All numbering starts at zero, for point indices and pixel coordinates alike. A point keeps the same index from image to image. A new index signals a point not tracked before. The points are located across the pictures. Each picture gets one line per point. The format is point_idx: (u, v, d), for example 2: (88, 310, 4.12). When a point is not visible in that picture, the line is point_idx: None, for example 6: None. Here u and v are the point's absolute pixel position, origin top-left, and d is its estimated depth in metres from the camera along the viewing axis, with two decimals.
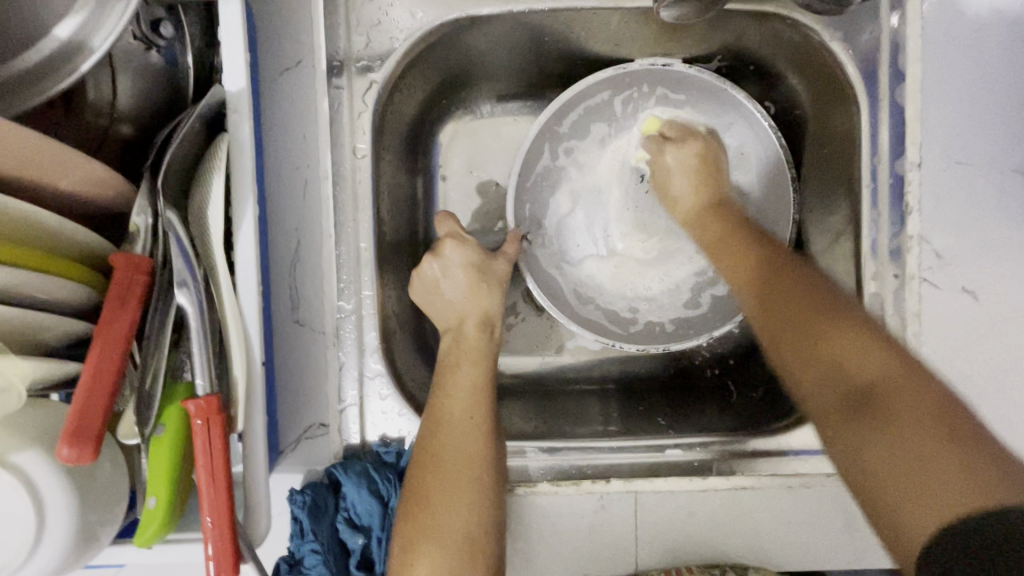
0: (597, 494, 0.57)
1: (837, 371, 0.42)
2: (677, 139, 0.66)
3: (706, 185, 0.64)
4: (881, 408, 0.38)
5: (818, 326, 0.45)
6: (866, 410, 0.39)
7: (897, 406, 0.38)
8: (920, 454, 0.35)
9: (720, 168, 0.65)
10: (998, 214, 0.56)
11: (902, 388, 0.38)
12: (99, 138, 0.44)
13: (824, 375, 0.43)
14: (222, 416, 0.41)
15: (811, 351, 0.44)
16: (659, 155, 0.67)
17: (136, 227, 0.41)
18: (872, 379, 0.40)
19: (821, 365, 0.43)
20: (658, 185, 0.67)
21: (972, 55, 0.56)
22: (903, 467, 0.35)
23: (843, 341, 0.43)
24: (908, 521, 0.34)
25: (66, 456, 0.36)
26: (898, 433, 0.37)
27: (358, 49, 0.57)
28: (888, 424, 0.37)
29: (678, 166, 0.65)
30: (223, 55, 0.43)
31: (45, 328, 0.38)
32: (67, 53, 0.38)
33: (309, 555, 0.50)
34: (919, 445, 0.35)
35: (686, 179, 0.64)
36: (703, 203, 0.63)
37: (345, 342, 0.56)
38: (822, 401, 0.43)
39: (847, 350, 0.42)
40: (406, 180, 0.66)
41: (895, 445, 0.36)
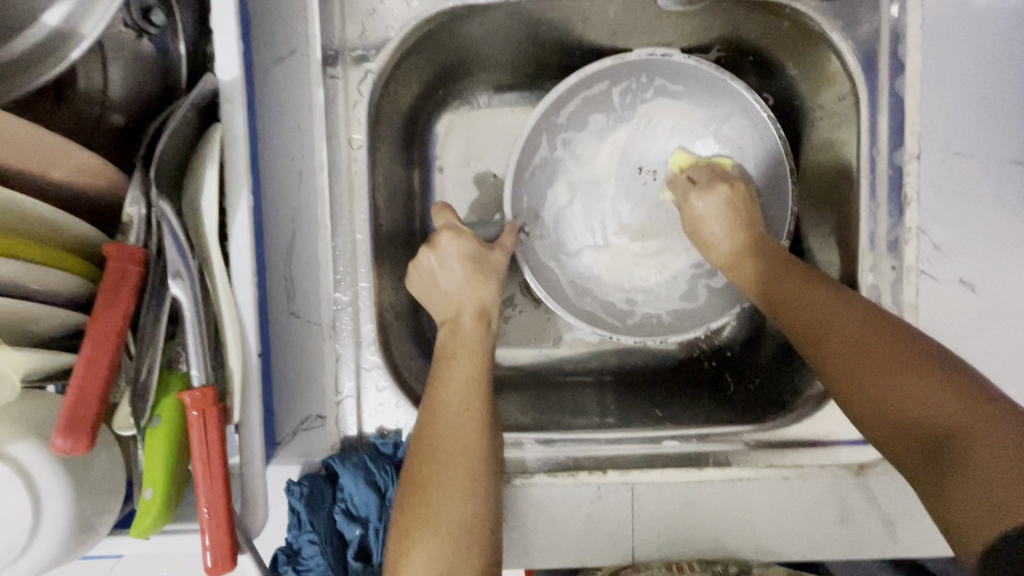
0: (594, 485, 0.58)
1: (903, 410, 0.42)
2: (704, 184, 0.63)
3: (743, 228, 0.60)
4: (954, 451, 0.38)
5: (883, 361, 0.44)
6: (943, 457, 0.39)
7: (984, 446, 0.37)
8: (1001, 458, 0.36)
9: (753, 209, 0.62)
10: (996, 205, 0.56)
11: (977, 436, 0.38)
12: (92, 128, 0.43)
13: (898, 419, 0.42)
14: (217, 408, 0.40)
15: (875, 392, 0.44)
16: (686, 201, 0.64)
17: (129, 217, 0.41)
18: (948, 425, 0.39)
19: (886, 404, 0.43)
20: (692, 231, 0.64)
21: (971, 45, 0.56)
22: (982, 478, 0.35)
23: (899, 378, 0.43)
24: (966, 514, 0.35)
25: (60, 446, 0.36)
26: (982, 462, 0.36)
27: (353, 38, 0.56)
28: (971, 466, 0.36)
29: (714, 213, 0.62)
30: (217, 44, 0.42)
31: (39, 318, 0.38)
32: (54, 41, 0.37)
33: (307, 546, 0.51)
34: (988, 467, 0.36)
35: (719, 219, 0.61)
36: (739, 247, 0.59)
37: (342, 334, 0.56)
38: (900, 443, 0.42)
39: (923, 397, 0.41)
40: (403, 172, 0.66)
41: (976, 472, 0.36)
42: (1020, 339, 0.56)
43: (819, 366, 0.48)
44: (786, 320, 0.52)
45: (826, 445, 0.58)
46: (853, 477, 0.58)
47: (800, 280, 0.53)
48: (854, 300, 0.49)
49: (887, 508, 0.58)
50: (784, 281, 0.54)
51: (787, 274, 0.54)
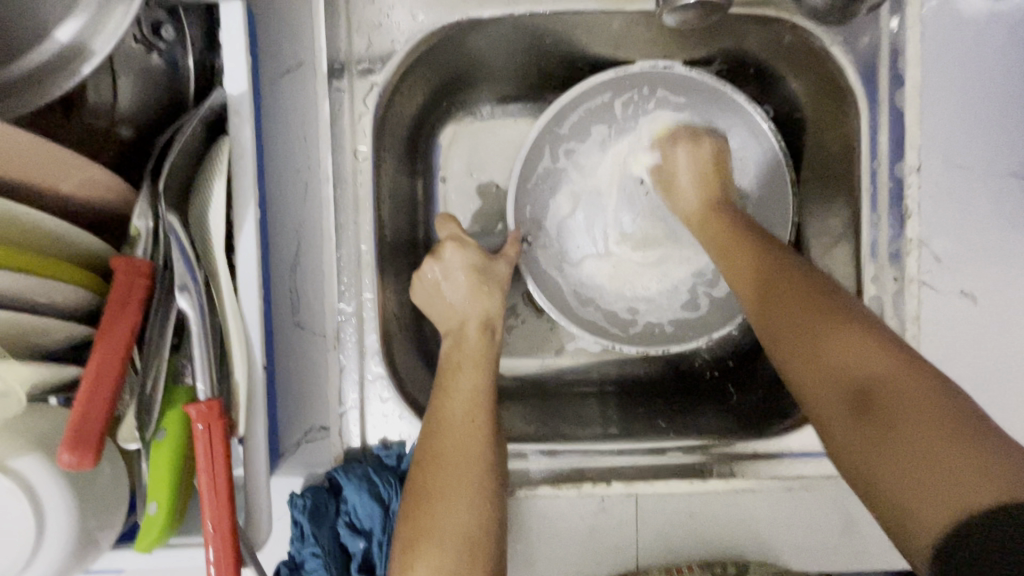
0: (598, 496, 0.57)
1: (840, 369, 0.42)
2: (689, 138, 0.66)
3: (712, 190, 0.64)
4: (882, 410, 0.39)
5: (822, 320, 0.45)
6: (870, 411, 0.39)
7: (906, 402, 0.38)
8: (927, 417, 0.37)
9: (725, 168, 0.65)
10: (995, 218, 0.56)
11: (902, 391, 0.39)
12: (100, 142, 0.44)
13: (830, 373, 0.43)
14: (223, 420, 0.40)
15: (813, 348, 0.44)
16: (672, 150, 0.67)
17: (137, 230, 0.41)
18: (880, 381, 0.40)
19: (824, 360, 0.43)
20: (666, 182, 0.67)
21: (971, 60, 0.56)
22: (916, 451, 0.36)
23: (833, 335, 0.44)
24: (908, 487, 0.35)
25: (66, 462, 0.35)
26: (910, 430, 0.37)
27: (360, 51, 0.56)
28: (901, 431, 0.37)
29: (690, 163, 0.65)
30: (224, 59, 0.42)
31: (45, 331, 0.38)
32: (64, 58, 0.37)
33: (310, 558, 0.50)
34: (918, 435, 0.36)
35: (691, 177, 0.64)
36: (705, 209, 0.63)
37: (345, 344, 0.56)
38: (824, 395, 0.43)
39: (858, 357, 0.42)
40: (406, 182, 0.66)
41: (906, 443, 0.36)
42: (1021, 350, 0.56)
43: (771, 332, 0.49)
44: (751, 301, 0.52)
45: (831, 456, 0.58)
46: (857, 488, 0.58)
47: (756, 249, 0.55)
48: (803, 265, 0.51)
49: None
50: (741, 248, 0.56)
51: (744, 245, 0.56)
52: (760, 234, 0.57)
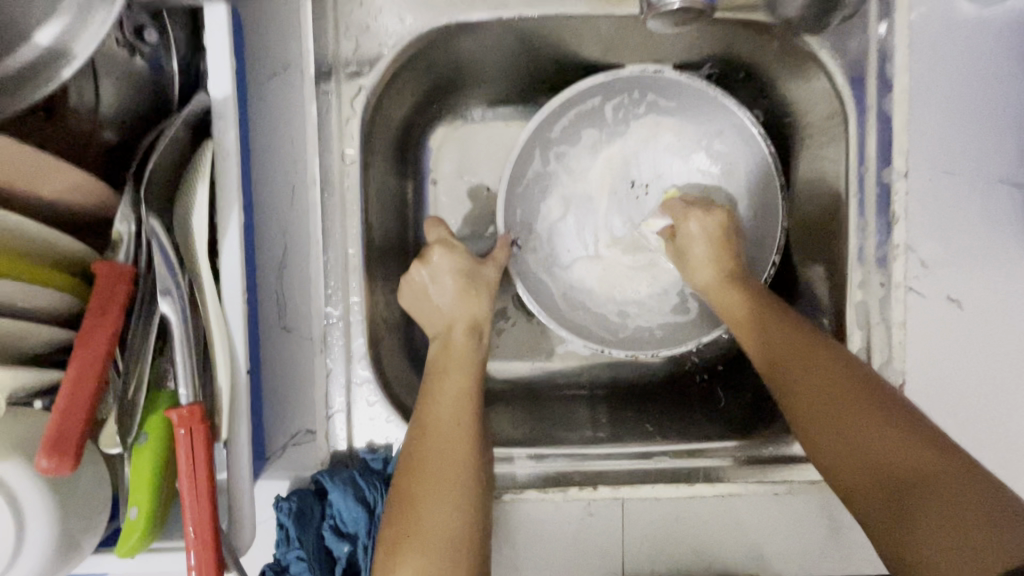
0: (585, 501, 0.57)
1: (875, 464, 0.43)
2: (701, 207, 0.64)
3: (726, 253, 0.61)
4: (915, 499, 0.40)
5: (842, 405, 0.46)
6: (903, 498, 0.41)
7: (941, 490, 0.39)
8: (958, 504, 0.38)
9: (732, 238, 0.62)
10: (981, 224, 0.57)
11: (927, 478, 0.40)
12: (83, 144, 0.43)
13: (866, 469, 0.43)
14: (205, 424, 0.40)
15: (836, 428, 0.46)
16: (683, 217, 0.63)
17: (119, 235, 0.41)
18: (914, 473, 0.41)
19: (855, 453, 0.44)
20: (677, 251, 0.64)
21: (959, 65, 0.56)
22: (945, 523, 0.38)
23: (854, 414, 0.45)
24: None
25: (44, 467, 0.35)
26: (937, 510, 0.38)
27: (346, 53, 0.56)
28: (941, 508, 0.38)
29: (702, 235, 0.62)
30: (209, 62, 0.42)
31: (24, 336, 0.37)
32: (43, 60, 0.37)
33: (295, 562, 0.50)
34: (949, 514, 0.38)
35: (707, 243, 0.61)
36: (723, 275, 0.60)
37: (332, 347, 0.56)
38: (855, 477, 0.44)
39: (880, 436, 0.43)
40: (396, 185, 0.66)
41: (941, 518, 0.38)
42: (1007, 356, 0.56)
43: (784, 389, 0.50)
44: (758, 353, 0.53)
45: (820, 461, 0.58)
46: None
47: (780, 314, 0.54)
48: (823, 337, 0.51)
49: None
50: (763, 314, 0.55)
51: (764, 308, 0.55)
52: (773, 298, 0.57)
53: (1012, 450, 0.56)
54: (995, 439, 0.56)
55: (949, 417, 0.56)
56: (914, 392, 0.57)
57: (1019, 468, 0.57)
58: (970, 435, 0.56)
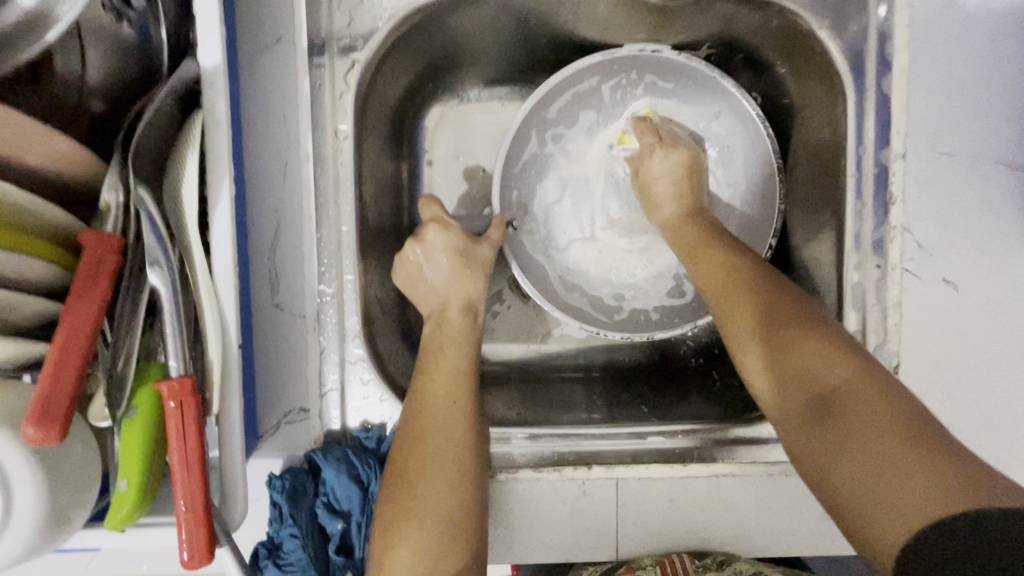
0: (579, 480, 0.57)
1: (804, 376, 0.45)
2: (665, 143, 0.64)
3: (687, 194, 0.62)
4: (840, 411, 0.41)
5: (777, 320, 0.48)
6: (830, 415, 0.42)
7: (863, 409, 0.41)
8: (881, 420, 0.39)
9: (698, 173, 0.64)
10: (978, 205, 0.56)
11: (854, 395, 0.42)
12: (69, 113, 0.42)
13: (794, 380, 0.45)
14: (195, 398, 0.40)
15: (782, 358, 0.47)
16: (645, 157, 0.64)
17: (106, 205, 0.40)
18: (841, 393, 0.42)
19: (790, 366, 0.46)
20: (643, 194, 0.64)
21: (957, 46, 0.56)
22: (869, 447, 0.39)
23: (797, 345, 0.46)
24: (869, 495, 0.37)
25: (31, 436, 0.35)
26: (859, 432, 0.40)
27: (340, 28, 0.55)
28: (859, 436, 0.40)
29: (665, 174, 0.63)
30: (198, 29, 0.41)
31: (10, 306, 0.37)
32: (22, 28, 0.36)
33: (288, 540, 0.50)
34: (874, 442, 0.39)
35: (671, 184, 0.62)
36: (683, 212, 0.62)
37: (326, 326, 0.55)
38: (788, 398, 0.46)
39: (823, 364, 0.44)
40: (391, 165, 0.66)
41: (868, 445, 0.39)
42: (1001, 338, 0.57)
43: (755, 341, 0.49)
44: (724, 312, 0.51)
45: None
46: None
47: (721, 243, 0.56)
48: (764, 264, 0.53)
49: None
50: (703, 242, 0.57)
51: (708, 238, 0.57)
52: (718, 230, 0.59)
53: (1004, 430, 0.57)
54: (987, 419, 0.57)
55: (941, 397, 0.57)
56: (908, 373, 0.57)
57: (1010, 447, 0.57)
58: (962, 416, 0.57)
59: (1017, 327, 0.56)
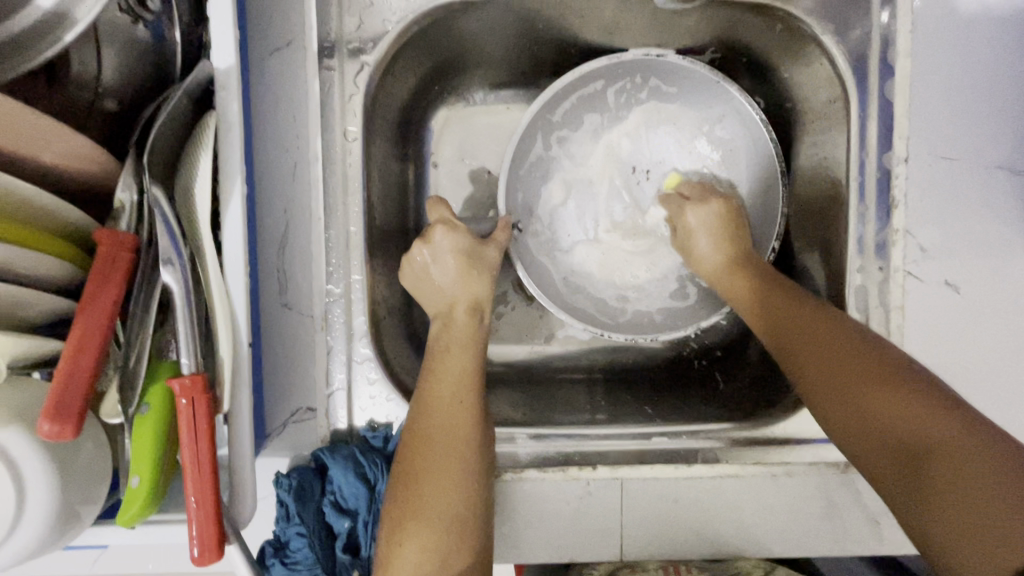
0: (584, 480, 0.58)
1: (898, 440, 0.42)
2: (697, 197, 0.65)
3: (731, 243, 0.61)
4: (952, 476, 0.38)
5: (857, 378, 0.46)
6: (938, 482, 0.39)
7: (977, 474, 0.37)
8: (993, 485, 0.36)
9: (742, 222, 0.63)
10: (980, 208, 0.57)
11: (959, 457, 0.39)
12: (85, 113, 0.43)
13: (887, 445, 0.43)
14: (206, 395, 0.40)
15: (861, 417, 0.44)
16: (680, 213, 0.65)
17: (121, 202, 0.40)
18: (943, 452, 0.39)
19: (876, 428, 0.43)
20: (681, 242, 0.65)
21: (959, 52, 0.57)
22: (990, 517, 0.36)
23: (881, 404, 0.44)
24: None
25: (46, 431, 0.35)
26: (976, 501, 0.36)
27: (350, 31, 0.56)
28: (953, 485, 0.38)
29: (704, 226, 0.63)
30: (212, 31, 0.42)
31: (25, 303, 0.37)
32: (46, 23, 0.37)
33: (295, 538, 0.51)
34: (976, 496, 0.37)
35: (713, 228, 0.62)
36: (728, 261, 0.60)
37: (333, 326, 0.56)
38: (870, 450, 0.44)
39: (902, 418, 0.42)
40: (398, 167, 0.66)
41: (969, 496, 0.37)
42: (1003, 340, 0.57)
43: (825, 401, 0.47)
44: (797, 372, 0.50)
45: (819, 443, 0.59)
46: (839, 475, 0.58)
47: (786, 295, 0.54)
48: (838, 317, 0.51)
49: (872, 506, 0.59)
50: (769, 293, 0.55)
51: (773, 289, 0.55)
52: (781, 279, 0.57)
53: (1006, 432, 0.57)
54: (988, 420, 0.57)
55: None
56: None
57: None
58: None
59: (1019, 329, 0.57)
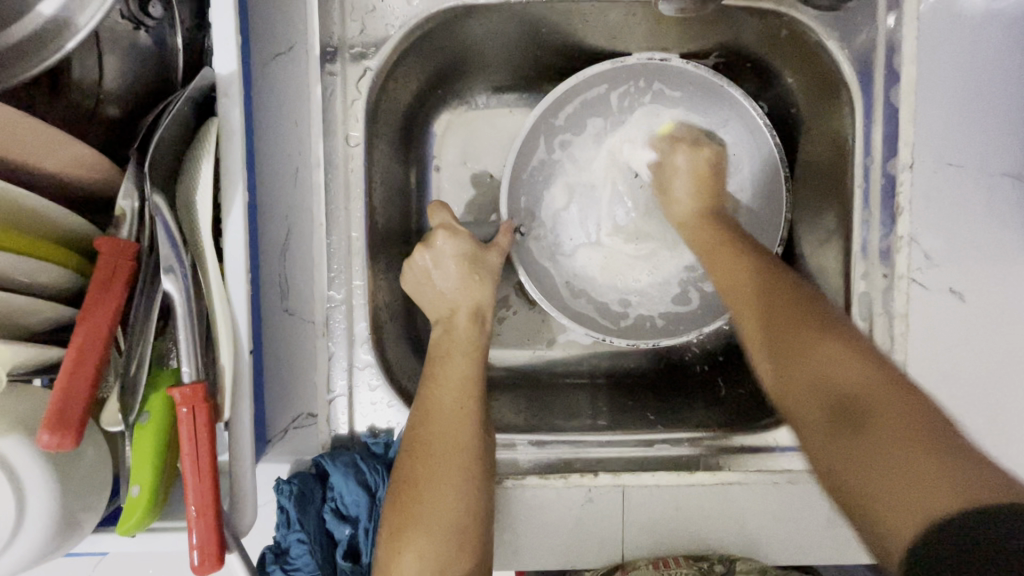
0: (585, 488, 0.57)
1: (826, 376, 0.46)
2: (689, 141, 0.67)
3: (705, 193, 0.65)
4: (863, 416, 0.42)
5: (799, 327, 0.50)
6: (845, 416, 0.43)
7: (881, 411, 0.41)
8: (903, 427, 0.39)
9: (718, 175, 0.66)
10: (985, 216, 0.57)
11: (873, 396, 0.42)
12: (83, 121, 0.43)
13: (814, 384, 0.46)
14: (207, 403, 0.40)
15: (792, 359, 0.49)
16: (671, 151, 0.67)
17: (121, 210, 0.40)
18: (856, 391, 0.43)
19: (809, 370, 0.47)
20: (660, 178, 0.67)
21: (966, 58, 0.56)
22: (888, 459, 0.38)
23: (817, 347, 0.48)
24: (888, 507, 0.36)
25: (45, 442, 0.35)
26: (885, 438, 0.39)
27: (352, 35, 0.55)
28: (878, 444, 0.39)
29: (687, 168, 0.66)
30: (214, 37, 0.42)
31: (27, 312, 0.37)
32: (48, 32, 0.37)
33: (295, 544, 0.50)
34: (893, 447, 0.38)
35: (688, 178, 0.66)
36: (700, 211, 0.64)
37: (335, 331, 0.56)
38: (813, 405, 0.46)
39: (842, 368, 0.45)
40: (400, 171, 0.66)
41: (886, 452, 0.38)
42: (1008, 349, 0.57)
43: (774, 348, 0.51)
44: (749, 317, 0.54)
45: None
46: None
47: (753, 253, 0.58)
48: (791, 277, 0.55)
49: None
50: (732, 250, 0.59)
51: (735, 244, 0.59)
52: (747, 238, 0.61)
53: (1009, 440, 0.57)
54: (990, 430, 0.57)
55: (948, 408, 0.57)
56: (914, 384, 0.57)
57: (1012, 458, 0.57)
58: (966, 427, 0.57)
59: (1022, 339, 0.57)
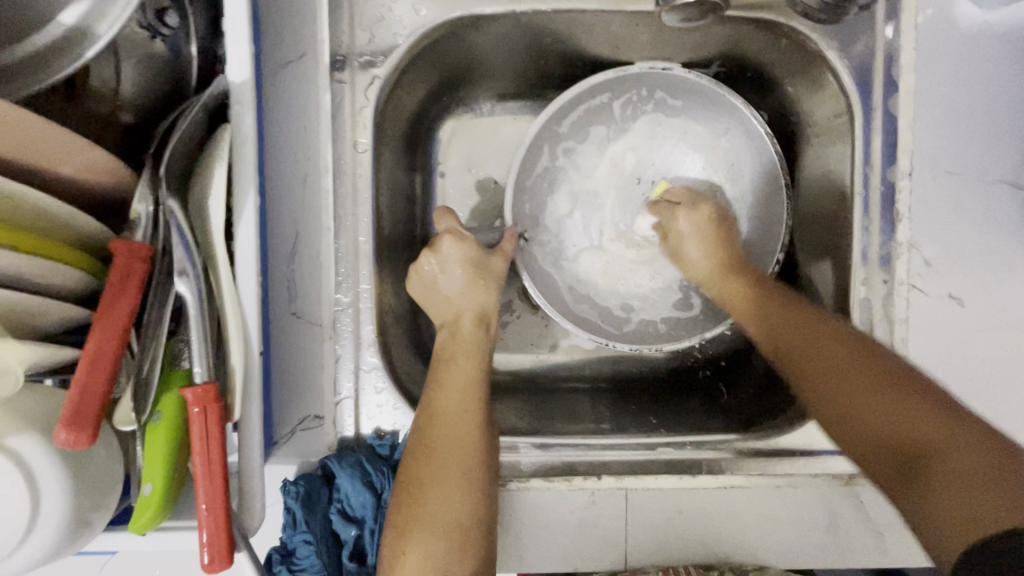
0: (589, 490, 0.58)
1: (887, 432, 0.43)
2: (687, 203, 0.66)
3: (719, 246, 0.64)
4: (936, 458, 0.39)
5: (846, 371, 0.47)
6: (920, 464, 0.40)
7: (957, 454, 0.38)
8: (976, 463, 0.37)
9: (727, 228, 0.65)
10: (983, 223, 0.57)
11: (949, 446, 0.39)
12: (103, 125, 0.44)
13: (871, 435, 0.44)
14: (219, 403, 0.41)
15: (844, 409, 0.46)
16: (671, 215, 0.66)
17: (137, 214, 0.41)
18: (919, 442, 0.41)
19: (864, 419, 0.44)
20: (673, 251, 0.67)
21: (963, 68, 0.57)
22: (957, 479, 0.37)
23: (863, 398, 0.45)
24: (950, 517, 0.36)
25: (63, 439, 0.36)
26: (958, 470, 0.37)
27: (361, 44, 0.57)
28: (950, 474, 0.37)
29: (693, 232, 0.65)
30: (228, 47, 0.43)
31: (43, 312, 0.38)
32: (69, 41, 0.38)
33: (301, 545, 0.51)
34: (967, 471, 0.37)
35: (699, 240, 0.64)
36: (720, 269, 0.63)
37: (341, 334, 0.57)
38: (872, 450, 0.44)
39: (901, 418, 0.42)
40: (405, 177, 0.67)
41: (959, 484, 0.37)
42: (1007, 353, 0.57)
43: (818, 394, 0.49)
44: (790, 356, 0.52)
45: (821, 455, 0.59)
46: (843, 487, 0.58)
47: (789, 304, 0.56)
48: (835, 322, 0.52)
49: (876, 518, 0.59)
50: (770, 310, 0.56)
51: (777, 302, 0.57)
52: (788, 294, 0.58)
53: None
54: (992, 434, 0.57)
55: None
56: None
57: None
58: None
59: (1022, 344, 0.57)
